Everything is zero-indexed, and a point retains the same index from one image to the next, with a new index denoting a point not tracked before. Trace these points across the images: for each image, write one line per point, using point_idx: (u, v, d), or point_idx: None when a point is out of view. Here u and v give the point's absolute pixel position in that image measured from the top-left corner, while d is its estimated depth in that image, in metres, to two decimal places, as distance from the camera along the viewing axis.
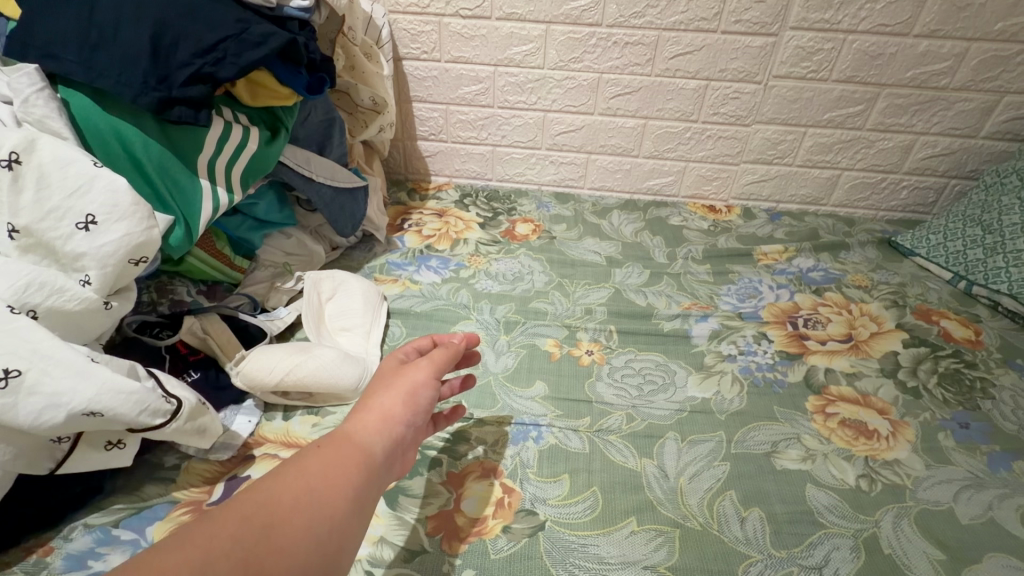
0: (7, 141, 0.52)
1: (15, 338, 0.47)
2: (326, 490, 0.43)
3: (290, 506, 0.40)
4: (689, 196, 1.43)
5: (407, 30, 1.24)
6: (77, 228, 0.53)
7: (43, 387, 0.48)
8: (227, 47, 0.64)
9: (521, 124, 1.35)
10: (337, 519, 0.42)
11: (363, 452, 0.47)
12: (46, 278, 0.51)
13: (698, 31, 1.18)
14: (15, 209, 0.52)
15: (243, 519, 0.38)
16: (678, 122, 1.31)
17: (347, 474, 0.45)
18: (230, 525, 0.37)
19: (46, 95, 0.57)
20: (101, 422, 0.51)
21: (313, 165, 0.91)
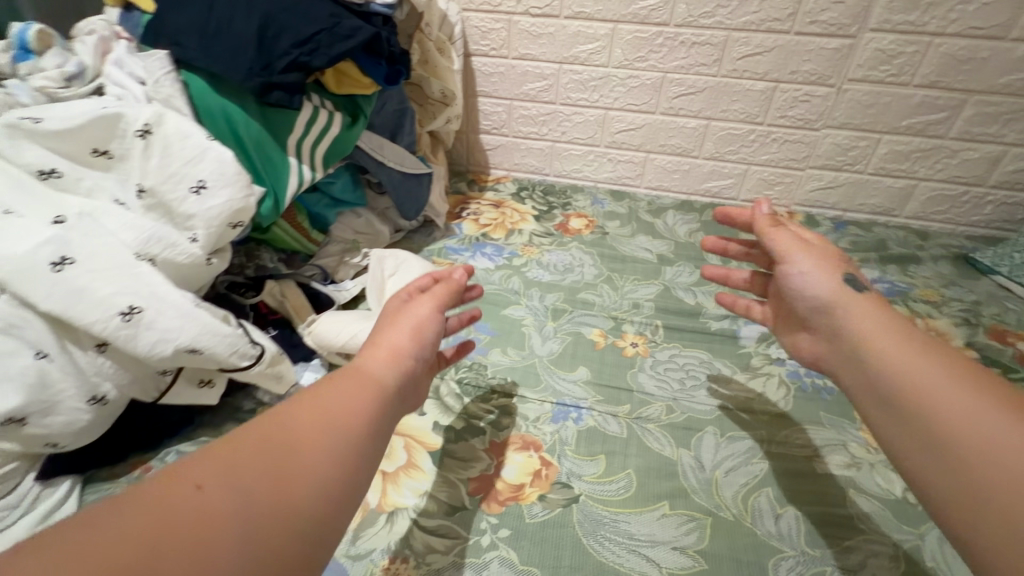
0: (142, 114, 0.61)
1: (139, 280, 0.56)
2: (346, 411, 0.43)
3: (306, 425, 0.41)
4: (749, 200, 1.40)
5: (479, 27, 1.29)
6: (191, 191, 0.62)
7: (157, 324, 0.56)
8: (321, 38, 0.72)
9: (582, 121, 1.38)
10: (356, 438, 0.42)
11: (379, 380, 0.48)
12: (164, 232, 0.60)
13: (770, 32, 1.16)
14: (144, 173, 0.61)
15: (265, 436, 0.39)
16: (742, 124, 1.29)
17: (362, 397, 0.46)
18: (253, 440, 0.38)
19: (172, 78, 0.67)
20: (199, 360, 0.59)
21: (385, 151, 0.98)
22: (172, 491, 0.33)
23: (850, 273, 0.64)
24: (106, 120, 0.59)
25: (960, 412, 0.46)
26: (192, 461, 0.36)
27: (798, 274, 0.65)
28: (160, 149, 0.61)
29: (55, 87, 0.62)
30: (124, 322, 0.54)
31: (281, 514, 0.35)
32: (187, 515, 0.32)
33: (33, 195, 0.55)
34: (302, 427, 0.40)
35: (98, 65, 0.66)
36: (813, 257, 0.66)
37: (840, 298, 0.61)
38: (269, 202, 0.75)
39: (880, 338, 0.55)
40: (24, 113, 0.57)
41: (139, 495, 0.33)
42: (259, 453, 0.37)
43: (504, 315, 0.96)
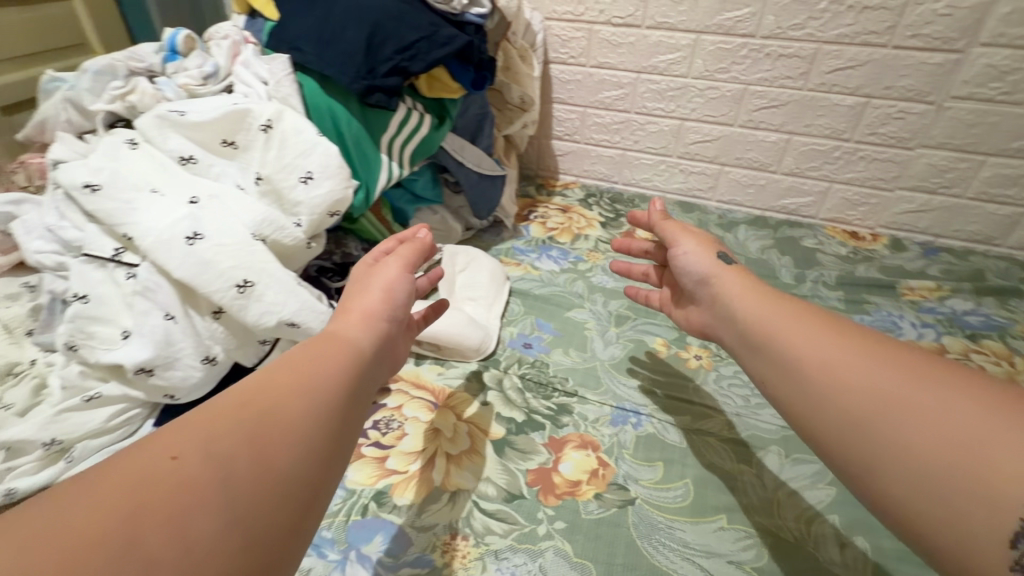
0: (266, 111, 0.68)
1: (253, 257, 0.63)
2: (325, 377, 0.41)
3: (281, 391, 0.39)
4: (829, 219, 1.34)
5: (560, 36, 1.32)
6: (299, 181, 0.68)
7: (265, 297, 0.62)
8: (420, 46, 0.77)
9: (656, 131, 1.38)
10: (335, 404, 0.40)
11: (356, 347, 0.45)
12: (275, 216, 0.67)
13: (865, 45, 1.11)
14: (263, 163, 0.68)
15: (238, 407, 0.36)
16: (827, 140, 1.24)
17: (338, 362, 0.43)
18: (224, 412, 0.36)
19: (291, 79, 0.74)
20: (294, 334, 0.66)
21: (465, 152, 1.03)
22: (145, 464, 0.32)
23: (723, 252, 0.69)
24: (235, 115, 0.67)
25: (828, 360, 0.49)
26: (160, 436, 0.34)
27: (683, 256, 0.70)
28: (278, 142, 0.69)
29: (194, 84, 0.71)
30: (238, 293, 0.61)
31: (262, 481, 0.34)
32: (166, 487, 0.31)
33: (173, 178, 0.63)
34: (274, 396, 0.38)
35: (230, 66, 0.75)
36: (692, 239, 0.70)
37: (716, 275, 0.65)
38: (360, 194, 0.81)
39: (750, 308, 0.58)
40: (172, 107, 0.66)
41: (105, 476, 0.31)
42: (235, 418, 0.35)
43: (567, 317, 0.98)
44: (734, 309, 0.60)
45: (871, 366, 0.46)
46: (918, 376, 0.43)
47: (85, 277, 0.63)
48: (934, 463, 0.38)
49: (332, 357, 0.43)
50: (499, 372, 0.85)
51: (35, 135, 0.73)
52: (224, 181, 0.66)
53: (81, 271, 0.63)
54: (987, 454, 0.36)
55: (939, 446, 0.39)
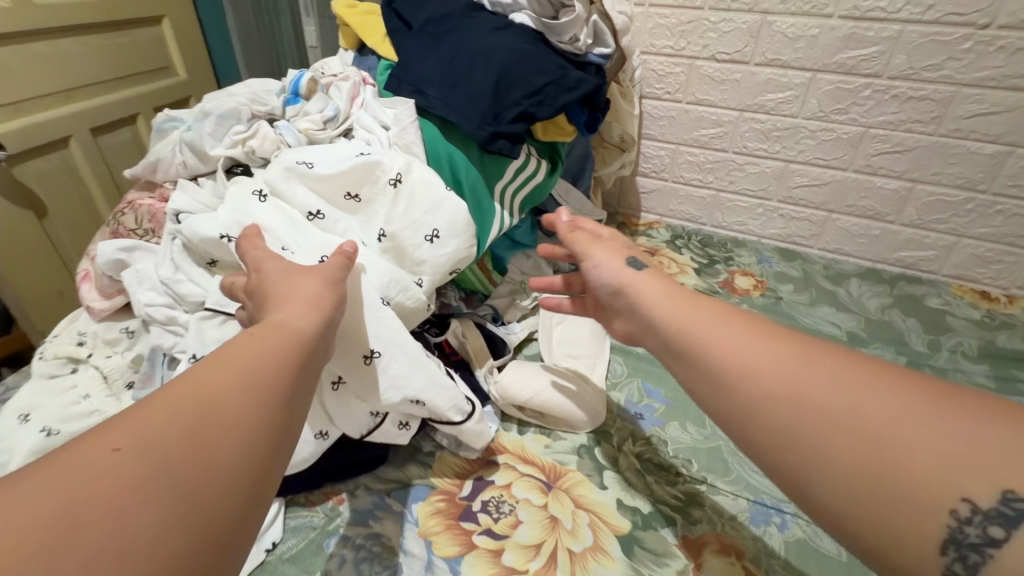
0: (395, 164, 0.63)
1: (381, 325, 0.56)
2: (270, 362, 0.36)
3: (223, 375, 0.34)
4: (953, 276, 1.21)
5: (655, 71, 1.25)
6: (425, 239, 0.62)
7: (391, 370, 0.57)
8: (549, 90, 0.71)
9: (756, 172, 1.28)
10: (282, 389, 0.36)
11: (301, 332, 0.40)
12: (399, 278, 0.61)
13: (1014, 90, 1.00)
14: (389, 217, 0.62)
15: (180, 396, 0.32)
16: (958, 190, 1.12)
17: (286, 348, 0.38)
18: (167, 401, 0.32)
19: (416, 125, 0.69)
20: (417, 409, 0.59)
21: (569, 197, 0.97)
22: (70, 464, 0.28)
23: (634, 256, 0.58)
24: (363, 166, 0.62)
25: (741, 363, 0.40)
26: (107, 427, 0.30)
27: (593, 266, 0.58)
28: (406, 197, 0.63)
29: (316, 129, 0.67)
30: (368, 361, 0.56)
31: (205, 472, 0.30)
32: (99, 481, 0.27)
33: (302, 233, 0.58)
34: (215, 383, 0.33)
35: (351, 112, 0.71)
36: (601, 248, 0.59)
37: (636, 280, 0.53)
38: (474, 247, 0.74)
39: (663, 306, 0.49)
40: (299, 157, 0.61)
41: (43, 476, 0.27)
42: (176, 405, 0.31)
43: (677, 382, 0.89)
44: (653, 311, 0.49)
45: (788, 371, 0.38)
46: (850, 379, 0.36)
47: (201, 338, 0.56)
48: (872, 469, 0.32)
49: (281, 342, 0.38)
50: (613, 448, 0.76)
51: (147, 174, 0.69)
52: (349, 238, 0.61)
53: (198, 328, 0.57)
54: (923, 458, 0.31)
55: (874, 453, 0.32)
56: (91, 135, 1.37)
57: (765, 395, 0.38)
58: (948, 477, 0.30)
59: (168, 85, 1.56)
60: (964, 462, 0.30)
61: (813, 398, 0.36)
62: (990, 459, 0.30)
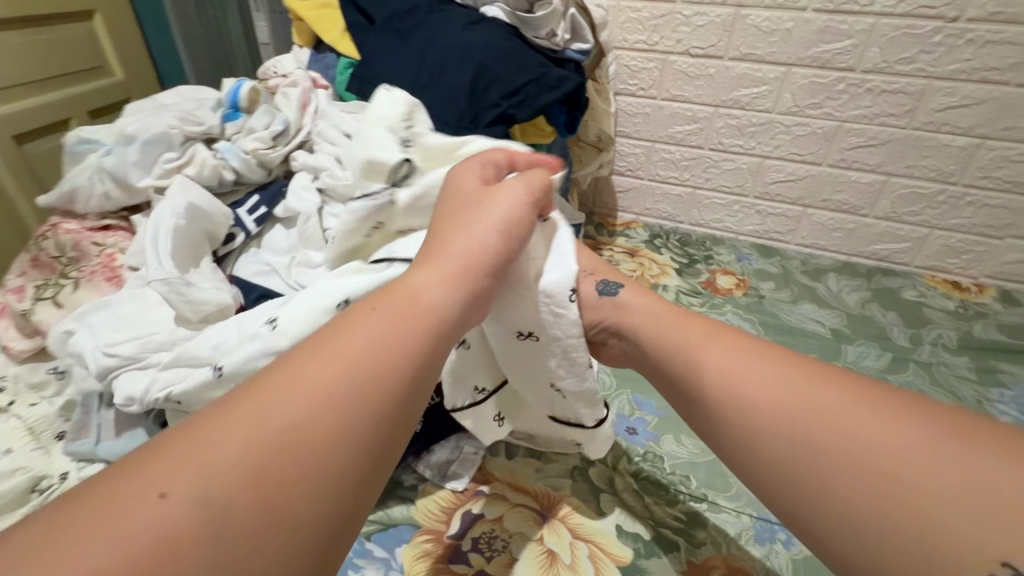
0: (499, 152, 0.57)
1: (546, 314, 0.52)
2: (388, 358, 0.32)
3: (338, 371, 0.30)
4: (925, 267, 1.23)
5: (629, 66, 1.21)
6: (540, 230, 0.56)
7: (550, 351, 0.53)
8: (529, 89, 0.66)
9: (732, 169, 1.26)
10: (398, 395, 0.31)
11: (428, 315, 0.35)
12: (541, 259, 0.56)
13: (984, 82, 1.01)
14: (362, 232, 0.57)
15: (294, 392, 0.29)
16: (931, 182, 1.13)
17: (415, 336, 0.33)
18: (276, 396, 0.29)
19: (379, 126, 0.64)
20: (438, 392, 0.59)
21: None
22: (172, 460, 0.26)
23: (604, 281, 0.57)
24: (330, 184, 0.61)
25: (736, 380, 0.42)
26: (220, 417, 0.28)
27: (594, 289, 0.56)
28: None
29: (264, 149, 0.64)
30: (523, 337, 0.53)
31: (286, 498, 0.26)
32: (191, 488, 0.25)
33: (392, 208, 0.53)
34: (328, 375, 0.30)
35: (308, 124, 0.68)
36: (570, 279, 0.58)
37: (625, 306, 0.54)
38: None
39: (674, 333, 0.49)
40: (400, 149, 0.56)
41: (150, 462, 0.26)
42: (286, 403, 0.28)
43: None
44: (648, 339, 0.51)
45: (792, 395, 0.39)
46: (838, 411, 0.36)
47: (241, 327, 0.49)
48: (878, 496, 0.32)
49: (405, 328, 0.33)
50: (608, 468, 0.72)
51: (63, 205, 0.63)
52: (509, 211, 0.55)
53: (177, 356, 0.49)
54: (930, 499, 0.30)
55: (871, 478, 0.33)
56: (15, 143, 1.23)
57: (768, 417, 0.39)
58: (947, 520, 0.29)
59: (103, 87, 1.43)
60: (974, 505, 0.29)
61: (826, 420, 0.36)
62: (1008, 498, 0.28)
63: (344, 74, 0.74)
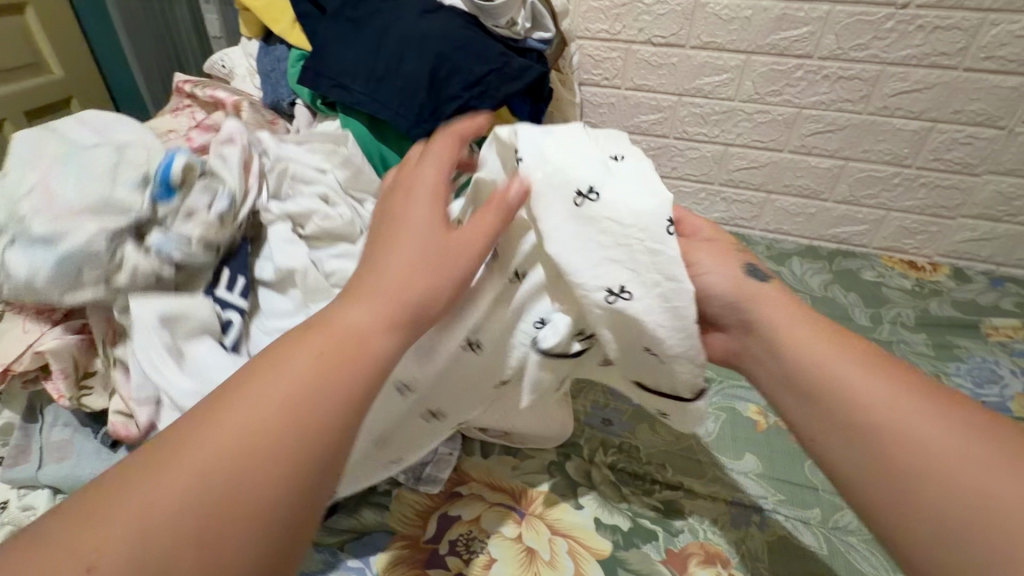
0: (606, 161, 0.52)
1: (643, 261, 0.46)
2: (320, 402, 0.34)
3: (271, 414, 0.32)
4: (882, 248, 1.27)
5: (592, 56, 1.20)
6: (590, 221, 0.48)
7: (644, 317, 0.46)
8: (490, 80, 0.64)
9: (697, 157, 1.27)
10: (331, 432, 0.33)
11: (359, 352, 0.36)
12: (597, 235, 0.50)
13: (933, 67, 1.04)
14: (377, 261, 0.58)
15: (228, 438, 0.31)
16: (886, 165, 1.16)
17: (347, 377, 0.35)
18: (212, 440, 0.31)
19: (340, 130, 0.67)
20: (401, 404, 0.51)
21: None
22: (112, 501, 0.29)
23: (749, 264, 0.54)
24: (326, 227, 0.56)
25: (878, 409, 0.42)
26: (159, 459, 0.30)
27: (706, 272, 0.53)
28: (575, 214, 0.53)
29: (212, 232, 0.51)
30: (610, 303, 0.46)
31: (211, 543, 0.29)
32: (123, 532, 0.27)
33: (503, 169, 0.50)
34: (257, 422, 0.32)
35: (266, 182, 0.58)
36: (707, 251, 0.54)
37: (747, 299, 0.51)
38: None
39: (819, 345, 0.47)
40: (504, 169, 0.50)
41: (95, 503, 0.29)
42: (219, 450, 0.31)
43: None
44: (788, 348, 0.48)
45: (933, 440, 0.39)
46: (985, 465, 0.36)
47: None
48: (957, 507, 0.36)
49: (335, 371, 0.35)
50: (585, 462, 0.71)
51: None
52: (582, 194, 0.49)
53: None
54: None
55: (952, 495, 0.36)
56: None
57: (900, 450, 0.40)
58: None
59: (39, 85, 1.33)
60: None
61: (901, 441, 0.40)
62: None
63: (297, 67, 0.71)
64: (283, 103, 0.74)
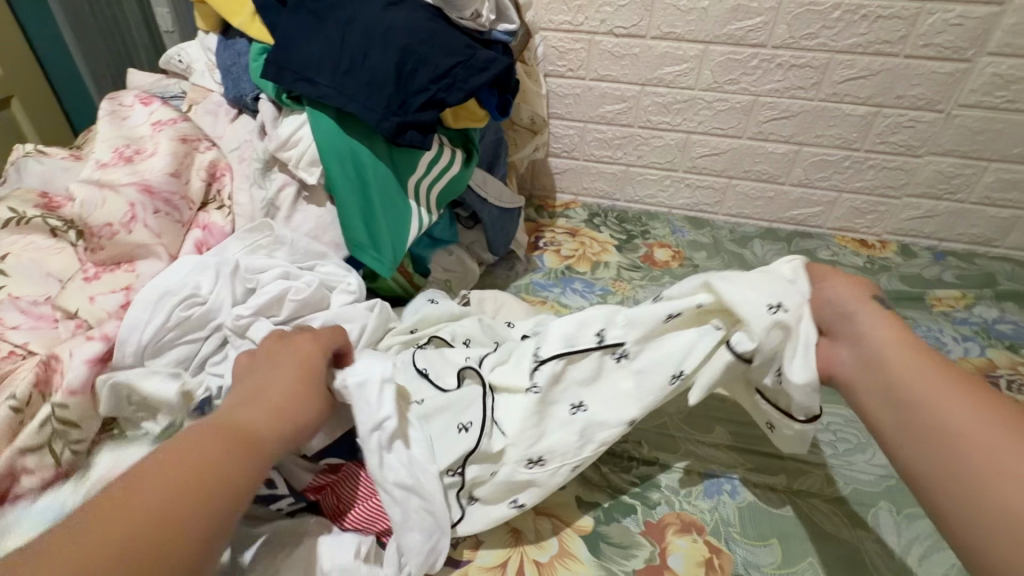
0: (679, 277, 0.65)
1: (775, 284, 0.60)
2: (218, 471, 0.45)
3: (175, 481, 0.43)
4: (836, 228, 1.33)
5: (557, 47, 1.22)
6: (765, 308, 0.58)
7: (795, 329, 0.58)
8: (457, 72, 0.65)
9: (661, 145, 1.30)
10: (223, 491, 0.44)
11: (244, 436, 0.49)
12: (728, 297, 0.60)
13: (877, 55, 1.10)
14: (366, 313, 0.71)
15: (134, 507, 0.40)
16: (837, 149, 1.22)
17: (236, 455, 0.47)
18: (118, 511, 0.40)
19: (308, 128, 0.66)
20: (570, 431, 0.61)
21: (488, 186, 0.91)
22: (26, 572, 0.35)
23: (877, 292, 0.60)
24: (303, 301, 0.68)
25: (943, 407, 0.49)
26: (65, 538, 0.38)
27: (829, 289, 0.60)
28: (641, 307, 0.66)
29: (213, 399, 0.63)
30: (772, 314, 0.57)
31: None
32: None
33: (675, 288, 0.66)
34: (156, 496, 0.41)
35: (235, 291, 0.66)
36: (845, 280, 0.60)
37: (844, 307, 0.58)
38: (375, 250, 0.70)
39: (899, 346, 0.54)
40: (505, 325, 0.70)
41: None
42: (127, 516, 0.40)
43: None
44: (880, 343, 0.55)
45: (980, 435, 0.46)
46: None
47: None
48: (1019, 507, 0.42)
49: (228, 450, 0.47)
50: None
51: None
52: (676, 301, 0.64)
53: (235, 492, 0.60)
54: None
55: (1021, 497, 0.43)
56: None
57: (965, 443, 0.47)
58: None
59: None
60: None
61: (969, 440, 0.47)
62: None
63: (260, 61, 0.70)
64: (246, 98, 0.73)
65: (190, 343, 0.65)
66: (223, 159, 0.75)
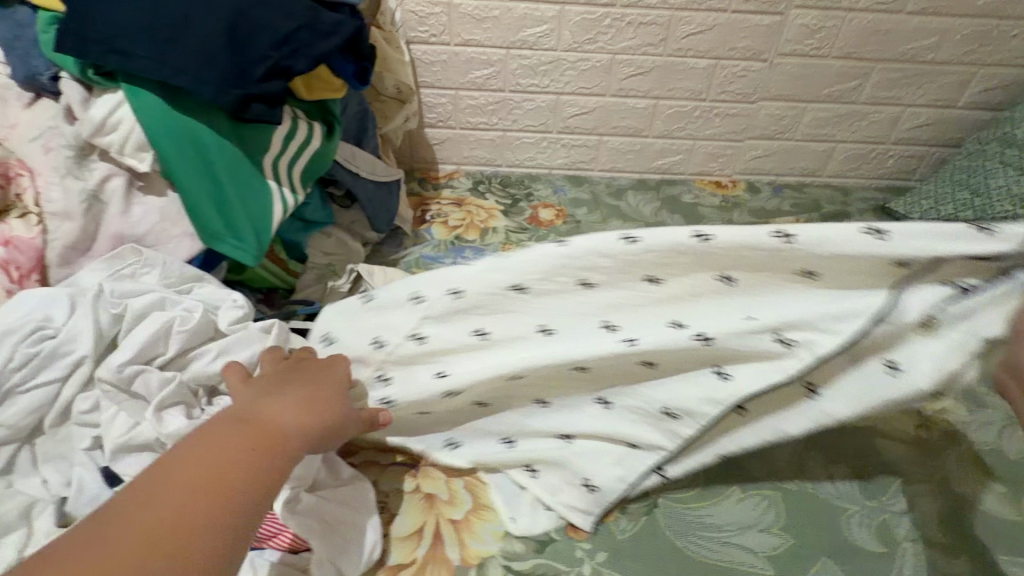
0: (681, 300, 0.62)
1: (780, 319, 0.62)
2: (265, 450, 0.51)
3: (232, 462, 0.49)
4: (696, 173, 1.46)
5: (415, 13, 1.18)
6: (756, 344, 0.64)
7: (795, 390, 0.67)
8: (300, 37, 0.61)
9: (534, 108, 1.33)
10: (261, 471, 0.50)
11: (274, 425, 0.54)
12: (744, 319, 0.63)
13: (710, 11, 1.21)
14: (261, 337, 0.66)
15: (201, 478, 0.46)
16: (688, 101, 1.34)
17: (267, 443, 0.52)
18: (198, 474, 0.47)
19: (129, 109, 0.58)
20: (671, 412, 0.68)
21: (358, 160, 0.88)
22: (150, 519, 0.43)
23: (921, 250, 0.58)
24: (190, 330, 0.62)
25: None
26: (169, 504, 0.44)
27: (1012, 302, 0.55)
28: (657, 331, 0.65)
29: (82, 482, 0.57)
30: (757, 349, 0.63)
31: (198, 519, 0.44)
32: (162, 528, 0.43)
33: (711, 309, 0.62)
34: (219, 475, 0.47)
35: (99, 320, 0.60)
36: None
37: None
38: (235, 237, 0.64)
39: None
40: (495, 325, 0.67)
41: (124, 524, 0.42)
42: (204, 481, 0.46)
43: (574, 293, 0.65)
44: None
45: None
46: None
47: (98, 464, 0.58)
48: None
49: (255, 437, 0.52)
50: None
51: None
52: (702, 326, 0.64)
53: None
54: None
55: None
56: None
57: None
58: None
59: None
60: None
61: None
62: None
63: (51, 32, 0.60)
64: (41, 77, 0.62)
65: (42, 388, 0.57)
66: (15, 157, 0.64)
